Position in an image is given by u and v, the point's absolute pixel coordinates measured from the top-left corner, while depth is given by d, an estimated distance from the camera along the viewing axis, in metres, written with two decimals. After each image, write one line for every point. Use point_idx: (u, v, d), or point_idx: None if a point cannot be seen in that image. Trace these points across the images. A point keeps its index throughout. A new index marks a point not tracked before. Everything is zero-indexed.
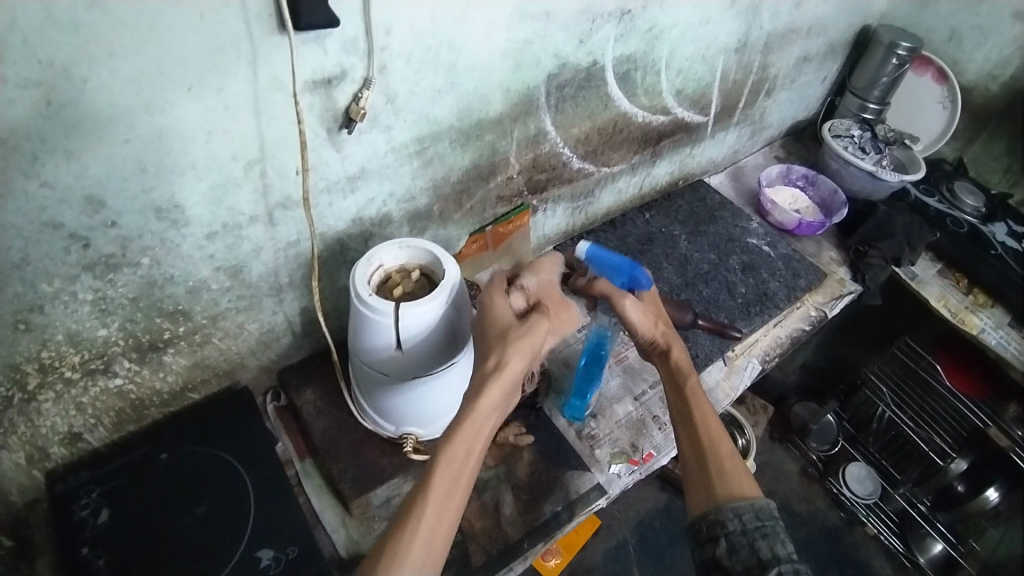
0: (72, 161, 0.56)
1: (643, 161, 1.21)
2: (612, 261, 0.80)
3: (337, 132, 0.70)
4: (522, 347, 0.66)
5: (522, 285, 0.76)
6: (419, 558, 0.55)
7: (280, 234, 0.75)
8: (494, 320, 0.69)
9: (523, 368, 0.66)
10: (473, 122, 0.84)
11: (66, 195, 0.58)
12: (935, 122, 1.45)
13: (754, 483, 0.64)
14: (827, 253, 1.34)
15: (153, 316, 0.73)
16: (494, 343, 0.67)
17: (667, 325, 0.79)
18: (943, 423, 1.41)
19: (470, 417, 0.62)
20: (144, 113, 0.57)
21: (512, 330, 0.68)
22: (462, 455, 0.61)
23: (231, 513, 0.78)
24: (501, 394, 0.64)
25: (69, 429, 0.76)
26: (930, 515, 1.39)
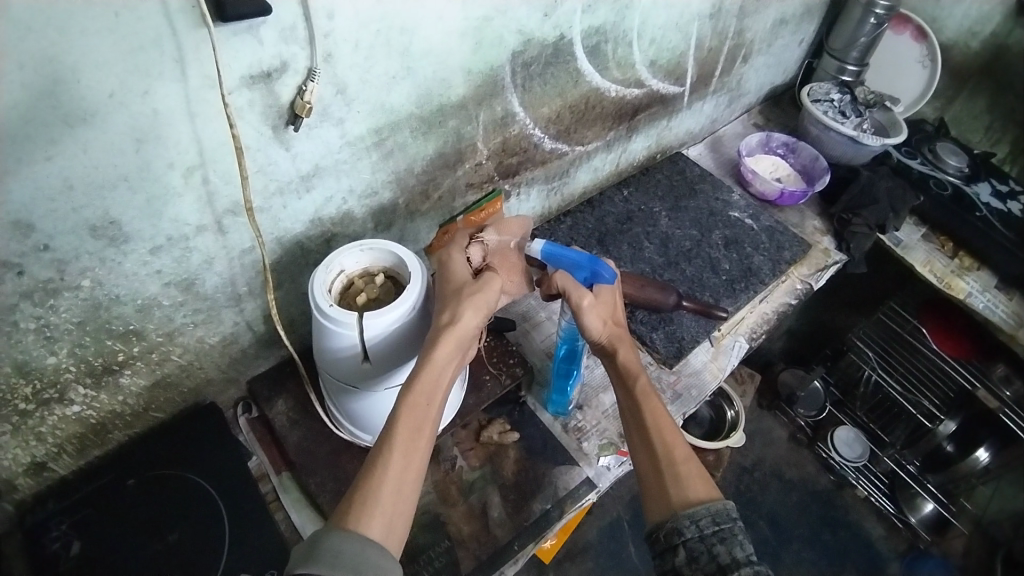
0: None
1: (618, 137, 1.16)
2: (571, 257, 0.75)
3: (283, 130, 0.66)
4: (477, 300, 0.65)
5: (481, 240, 0.74)
6: (386, 503, 0.54)
7: (232, 242, 0.71)
8: (449, 272, 0.69)
9: (476, 323, 0.65)
10: (434, 108, 0.79)
11: None
12: (915, 80, 1.42)
13: (711, 486, 0.63)
14: (810, 222, 1.31)
15: (103, 339, 0.68)
16: (446, 297, 0.67)
17: (619, 325, 0.76)
18: (932, 385, 1.41)
19: (426, 368, 0.61)
20: (64, 126, 0.52)
21: (467, 287, 0.67)
22: (423, 403, 0.60)
23: (205, 539, 0.74)
24: (457, 347, 0.64)
25: (32, 460, 0.72)
26: (921, 476, 1.43)
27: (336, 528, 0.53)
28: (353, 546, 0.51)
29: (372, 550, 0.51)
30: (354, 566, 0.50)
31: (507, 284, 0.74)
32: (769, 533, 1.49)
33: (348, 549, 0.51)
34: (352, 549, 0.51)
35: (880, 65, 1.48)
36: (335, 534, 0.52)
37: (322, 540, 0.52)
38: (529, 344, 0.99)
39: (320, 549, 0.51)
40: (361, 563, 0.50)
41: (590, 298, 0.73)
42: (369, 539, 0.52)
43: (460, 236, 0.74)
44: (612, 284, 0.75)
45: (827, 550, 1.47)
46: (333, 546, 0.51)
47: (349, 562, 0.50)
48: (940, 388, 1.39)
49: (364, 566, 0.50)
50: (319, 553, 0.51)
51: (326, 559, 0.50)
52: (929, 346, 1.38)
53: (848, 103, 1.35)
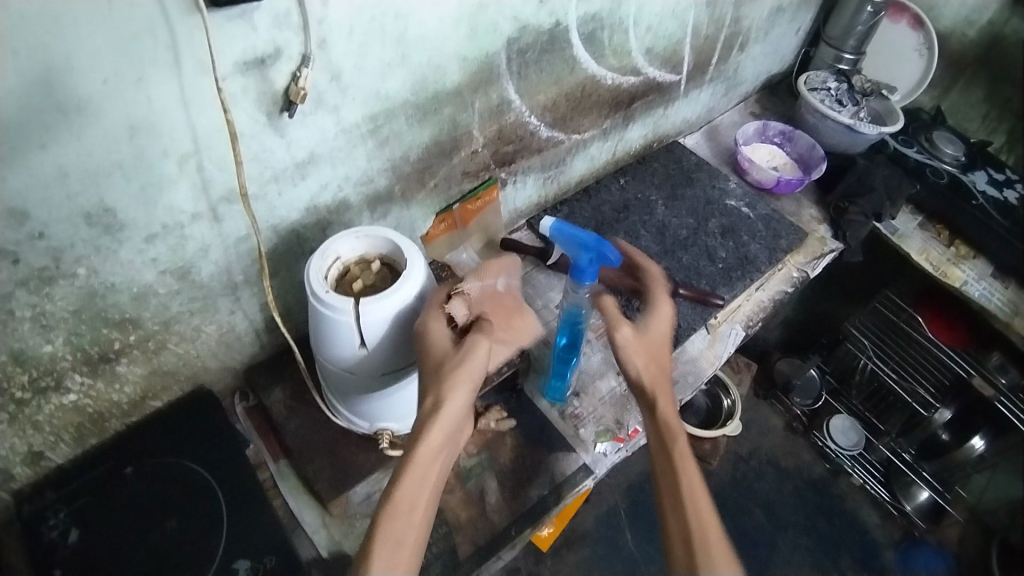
0: None
1: (615, 125, 1.16)
2: (579, 236, 0.75)
3: (278, 117, 0.66)
4: (463, 376, 0.62)
5: (462, 291, 0.70)
6: None
7: (227, 230, 0.71)
8: (430, 342, 0.65)
9: (460, 400, 0.62)
10: (430, 95, 0.79)
11: None
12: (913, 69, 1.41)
13: (731, 557, 0.61)
14: (807, 211, 1.31)
15: (99, 327, 0.68)
16: (433, 364, 0.64)
17: (664, 366, 0.75)
18: (927, 373, 1.40)
19: (407, 469, 0.60)
20: (57, 112, 0.52)
21: (449, 360, 0.63)
22: (404, 509, 0.59)
23: (203, 525, 0.75)
24: (443, 434, 0.61)
25: (29, 449, 0.72)
26: (916, 464, 1.41)
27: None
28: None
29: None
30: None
31: (501, 330, 0.70)
32: (765, 520, 1.50)
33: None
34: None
35: (877, 54, 1.47)
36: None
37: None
38: None
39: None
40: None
41: (628, 329, 0.75)
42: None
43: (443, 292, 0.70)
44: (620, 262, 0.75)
45: (821, 538, 1.48)
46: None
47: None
48: (935, 376, 1.38)
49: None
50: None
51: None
52: (924, 336, 1.36)
53: (844, 92, 1.35)
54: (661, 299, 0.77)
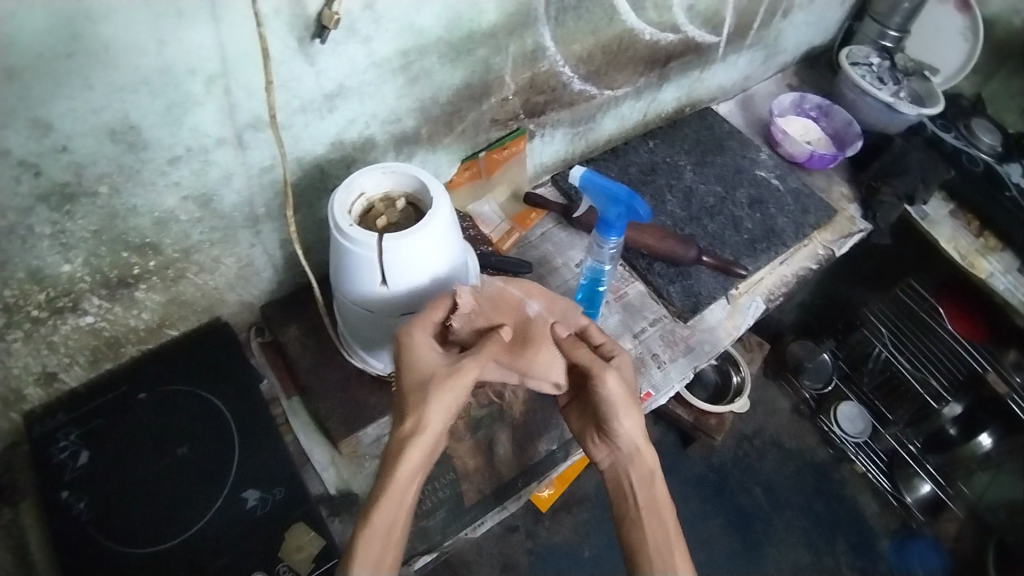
0: (10, 80, 0.50)
1: (649, 84, 1.12)
2: (610, 188, 0.72)
3: (309, 43, 0.63)
4: (442, 396, 0.58)
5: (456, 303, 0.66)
6: None
7: (251, 159, 0.70)
8: (405, 363, 0.61)
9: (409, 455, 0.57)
10: (463, 34, 0.76)
11: (8, 118, 0.52)
12: (956, 52, 1.33)
13: None
14: (837, 189, 1.27)
15: (119, 250, 0.67)
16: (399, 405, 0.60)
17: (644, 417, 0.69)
18: (941, 364, 1.38)
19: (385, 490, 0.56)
20: (84, 19, 0.50)
21: (435, 375, 0.59)
22: (382, 534, 0.55)
23: (213, 454, 0.75)
24: (422, 455, 0.58)
25: (42, 369, 0.72)
26: (919, 456, 1.39)
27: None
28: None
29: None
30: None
31: (503, 355, 0.66)
32: (763, 499, 1.50)
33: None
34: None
35: (921, 35, 1.41)
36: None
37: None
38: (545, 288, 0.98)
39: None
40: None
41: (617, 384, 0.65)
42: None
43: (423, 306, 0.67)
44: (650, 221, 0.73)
45: (817, 520, 1.48)
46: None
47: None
48: (948, 368, 1.36)
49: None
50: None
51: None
52: (944, 326, 1.35)
53: (886, 69, 1.30)
54: (591, 360, 0.64)
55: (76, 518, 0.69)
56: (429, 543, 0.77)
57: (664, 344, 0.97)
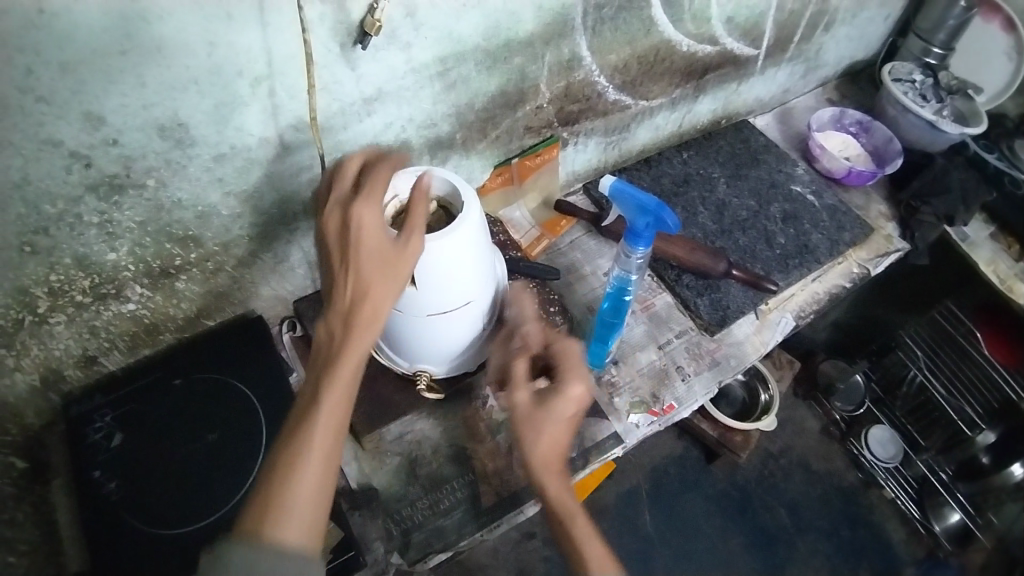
0: (68, 76, 0.53)
1: (685, 96, 1.12)
2: (638, 199, 0.73)
3: (351, 48, 0.65)
4: (394, 275, 0.60)
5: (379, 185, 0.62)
6: (300, 517, 0.52)
7: (291, 158, 0.72)
8: (354, 236, 0.60)
9: (366, 328, 0.59)
10: (501, 42, 0.78)
11: (64, 111, 0.55)
12: (1000, 74, 1.30)
13: None
14: (875, 207, 1.24)
15: (162, 241, 0.70)
16: (351, 276, 0.60)
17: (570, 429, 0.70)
18: (976, 389, 1.32)
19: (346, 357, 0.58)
20: (138, 20, 0.53)
21: (385, 252, 0.60)
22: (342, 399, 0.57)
23: (240, 442, 0.77)
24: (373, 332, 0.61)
25: (83, 352, 0.75)
26: (950, 484, 1.35)
27: (234, 539, 0.50)
28: (258, 563, 0.49)
29: (276, 557, 0.49)
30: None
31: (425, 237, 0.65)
32: (787, 521, 1.47)
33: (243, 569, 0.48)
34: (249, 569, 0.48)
35: (966, 51, 1.35)
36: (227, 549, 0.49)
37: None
38: (572, 296, 0.99)
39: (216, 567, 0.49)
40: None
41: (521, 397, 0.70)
42: (277, 550, 0.50)
43: (347, 172, 0.64)
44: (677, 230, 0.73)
45: (840, 547, 1.45)
46: (226, 563, 0.49)
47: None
48: (985, 394, 1.30)
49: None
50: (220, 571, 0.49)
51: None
52: (981, 352, 1.28)
53: (930, 86, 1.27)
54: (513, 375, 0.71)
55: (106, 497, 0.72)
56: (445, 541, 0.77)
57: (690, 356, 0.97)
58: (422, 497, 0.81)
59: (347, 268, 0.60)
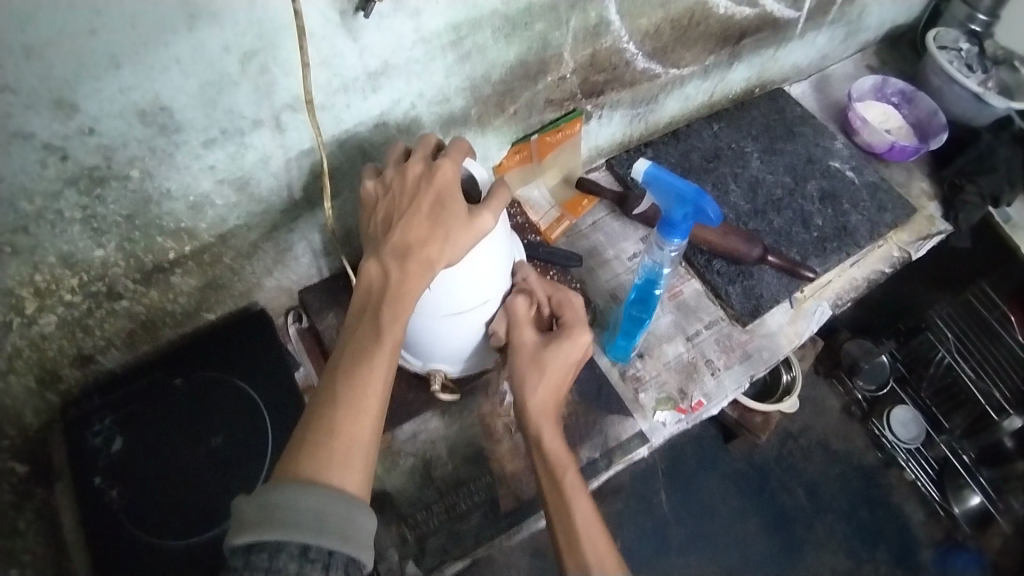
0: (33, 61, 0.47)
1: (717, 63, 1.03)
2: (676, 187, 0.67)
3: (353, 17, 0.58)
4: (463, 237, 0.59)
5: (447, 154, 0.61)
6: (357, 463, 0.49)
7: (289, 141, 0.65)
8: (431, 189, 0.59)
9: (427, 281, 0.58)
10: (520, 6, 0.70)
11: (32, 100, 0.49)
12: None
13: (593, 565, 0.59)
14: (918, 183, 1.15)
15: (153, 235, 0.65)
16: (417, 225, 0.58)
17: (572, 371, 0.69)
18: (1010, 372, 1.10)
19: (405, 301, 0.57)
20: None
21: (451, 209, 0.59)
22: (391, 349, 0.55)
23: (246, 444, 0.72)
24: (426, 283, 0.59)
25: (79, 351, 0.70)
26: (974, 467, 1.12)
27: (287, 480, 0.47)
28: (322, 506, 0.46)
29: (339, 500, 0.47)
30: (339, 534, 0.46)
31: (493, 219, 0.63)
32: (806, 501, 1.33)
33: (305, 512, 0.45)
34: (311, 513, 0.45)
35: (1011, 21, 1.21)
36: (282, 488, 0.46)
37: (252, 537, 0.44)
38: (594, 283, 0.93)
39: (268, 509, 0.45)
40: (349, 531, 0.47)
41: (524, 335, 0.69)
42: (340, 493, 0.47)
43: (428, 142, 0.63)
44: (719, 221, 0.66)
45: None
46: (284, 503, 0.45)
47: (332, 526, 0.46)
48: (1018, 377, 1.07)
49: (350, 531, 0.47)
50: (275, 512, 0.45)
51: (272, 541, 0.44)
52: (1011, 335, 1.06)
53: (976, 55, 1.17)
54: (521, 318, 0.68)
55: (109, 505, 0.67)
56: (463, 548, 0.73)
57: (720, 350, 0.91)
58: (438, 500, 0.77)
59: (415, 218, 0.58)
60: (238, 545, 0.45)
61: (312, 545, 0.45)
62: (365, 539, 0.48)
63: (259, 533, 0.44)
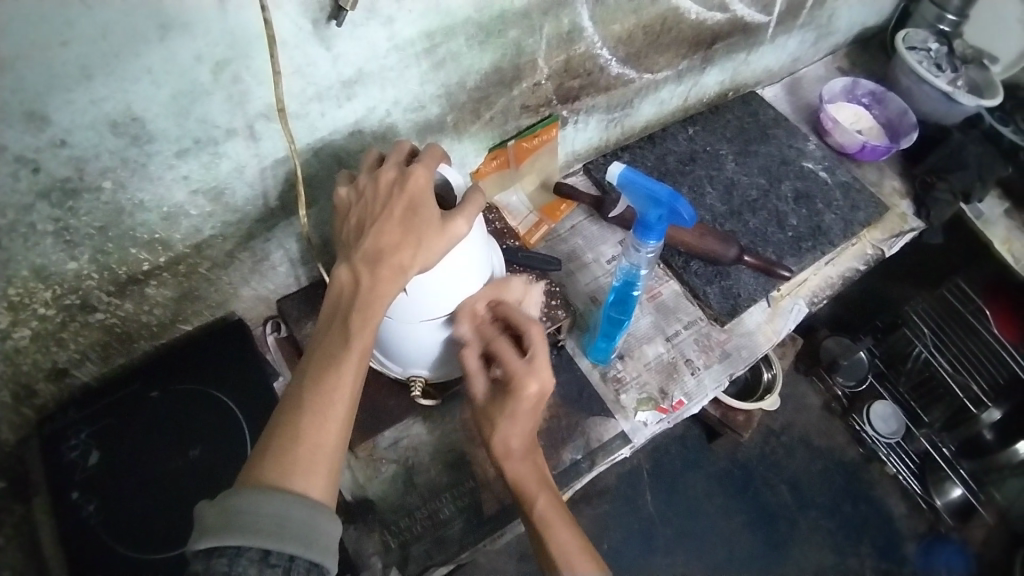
0: (3, 73, 0.46)
1: (691, 68, 1.05)
2: (650, 189, 0.67)
3: (325, 25, 0.58)
4: (435, 243, 0.59)
5: (421, 159, 0.61)
6: (322, 468, 0.49)
7: (264, 150, 0.65)
8: (404, 193, 0.59)
9: (400, 287, 0.59)
10: (495, 14, 0.70)
11: (2, 112, 0.48)
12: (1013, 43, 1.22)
13: None
14: (889, 182, 1.18)
15: (126, 246, 0.64)
16: (389, 231, 0.58)
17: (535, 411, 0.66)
18: (983, 365, 1.28)
19: (376, 305, 0.57)
20: (79, 6, 0.46)
21: (424, 215, 0.59)
22: (360, 354, 0.55)
23: (225, 455, 0.71)
24: (398, 289, 0.59)
25: (53, 365, 0.69)
26: (955, 460, 1.27)
27: (250, 486, 0.47)
28: (284, 512, 0.46)
29: (303, 506, 0.47)
30: (302, 540, 0.46)
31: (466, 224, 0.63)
32: (789, 499, 1.35)
33: (268, 518, 0.45)
34: (274, 518, 0.45)
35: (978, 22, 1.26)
36: (245, 494, 0.46)
37: (212, 543, 0.44)
38: (573, 286, 0.94)
39: (228, 513, 0.45)
40: (312, 536, 0.46)
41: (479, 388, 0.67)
42: (303, 499, 0.47)
43: (402, 149, 0.63)
44: (694, 222, 0.68)
45: (845, 523, 1.33)
46: (245, 507, 0.45)
47: (295, 532, 0.46)
48: (990, 369, 1.27)
49: (313, 536, 0.46)
50: (237, 517, 0.45)
51: (233, 547, 0.44)
52: (990, 332, 1.26)
53: (944, 55, 1.20)
54: (469, 375, 0.67)
55: (85, 521, 0.66)
56: (447, 553, 0.74)
57: (699, 349, 0.92)
58: (420, 507, 0.76)
59: (387, 224, 0.58)
60: (199, 549, 0.45)
61: (274, 551, 0.44)
62: (328, 545, 0.47)
63: (219, 539, 0.44)
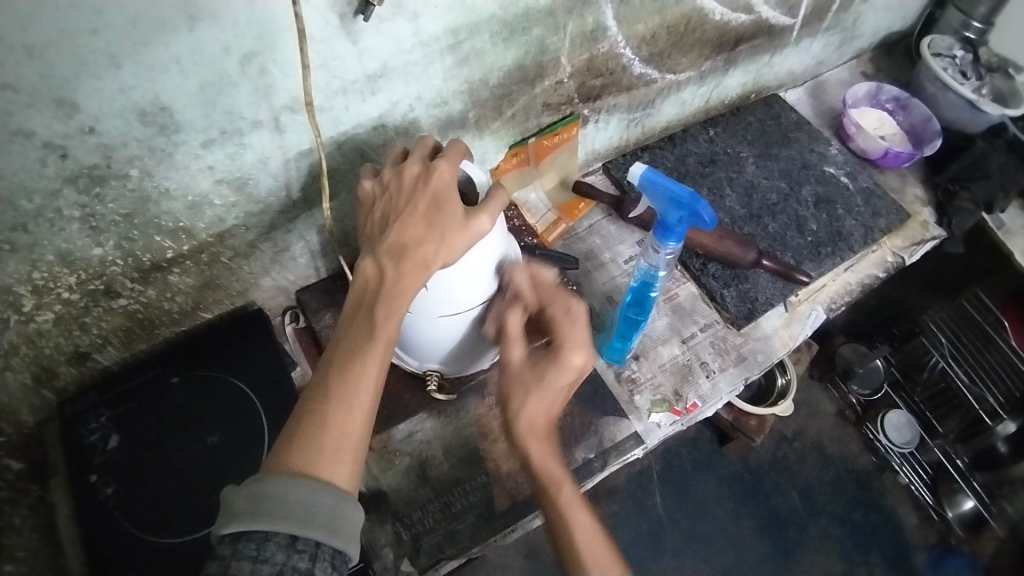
0: (36, 61, 0.47)
1: (714, 69, 1.04)
2: (671, 190, 0.67)
3: (352, 20, 0.59)
4: (459, 239, 0.60)
5: (444, 155, 0.61)
6: (347, 457, 0.50)
7: (288, 142, 0.66)
8: (430, 187, 0.59)
9: (423, 281, 0.59)
10: (518, 11, 0.70)
11: (33, 99, 0.49)
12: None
13: None
14: (911, 189, 1.16)
15: (151, 234, 0.65)
16: (414, 225, 0.59)
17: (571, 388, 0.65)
18: (1000, 376, 1.20)
19: (401, 298, 0.57)
20: None
21: (448, 211, 0.59)
22: (386, 345, 0.56)
23: (241, 443, 0.72)
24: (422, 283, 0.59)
25: (75, 349, 0.71)
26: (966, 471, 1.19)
27: (276, 472, 0.47)
28: (310, 497, 0.47)
29: (329, 495, 0.47)
30: (327, 527, 0.46)
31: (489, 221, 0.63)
32: (800, 505, 1.34)
33: (295, 504, 0.46)
34: (300, 505, 0.46)
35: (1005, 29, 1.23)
36: (272, 480, 0.46)
37: (239, 527, 0.45)
38: (590, 285, 0.94)
39: (256, 499, 0.46)
40: (337, 525, 0.47)
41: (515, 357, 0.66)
42: (329, 486, 0.48)
43: (426, 144, 0.64)
44: (714, 225, 0.67)
45: (855, 531, 1.32)
46: (272, 493, 0.46)
47: (321, 519, 0.46)
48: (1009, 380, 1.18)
49: (338, 524, 0.47)
50: (264, 502, 0.45)
51: (260, 531, 0.45)
52: (1006, 340, 1.19)
53: (970, 62, 1.18)
54: (510, 342, 0.66)
55: (103, 503, 0.68)
56: (457, 547, 0.74)
57: (715, 352, 0.92)
58: (432, 501, 0.77)
59: (412, 218, 0.59)
60: (225, 534, 0.45)
61: (300, 536, 0.45)
62: (351, 534, 0.48)
63: (246, 522, 0.45)
